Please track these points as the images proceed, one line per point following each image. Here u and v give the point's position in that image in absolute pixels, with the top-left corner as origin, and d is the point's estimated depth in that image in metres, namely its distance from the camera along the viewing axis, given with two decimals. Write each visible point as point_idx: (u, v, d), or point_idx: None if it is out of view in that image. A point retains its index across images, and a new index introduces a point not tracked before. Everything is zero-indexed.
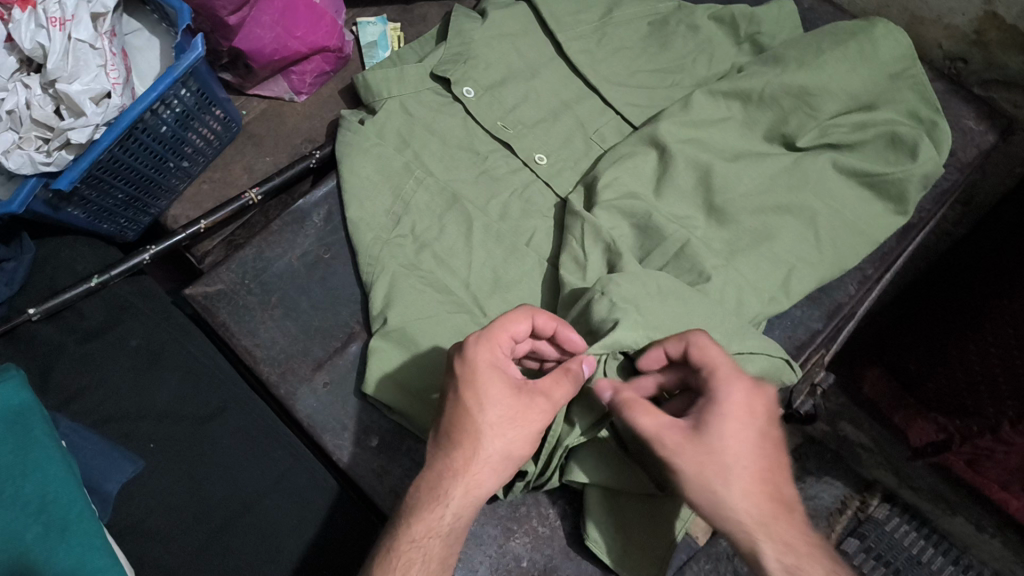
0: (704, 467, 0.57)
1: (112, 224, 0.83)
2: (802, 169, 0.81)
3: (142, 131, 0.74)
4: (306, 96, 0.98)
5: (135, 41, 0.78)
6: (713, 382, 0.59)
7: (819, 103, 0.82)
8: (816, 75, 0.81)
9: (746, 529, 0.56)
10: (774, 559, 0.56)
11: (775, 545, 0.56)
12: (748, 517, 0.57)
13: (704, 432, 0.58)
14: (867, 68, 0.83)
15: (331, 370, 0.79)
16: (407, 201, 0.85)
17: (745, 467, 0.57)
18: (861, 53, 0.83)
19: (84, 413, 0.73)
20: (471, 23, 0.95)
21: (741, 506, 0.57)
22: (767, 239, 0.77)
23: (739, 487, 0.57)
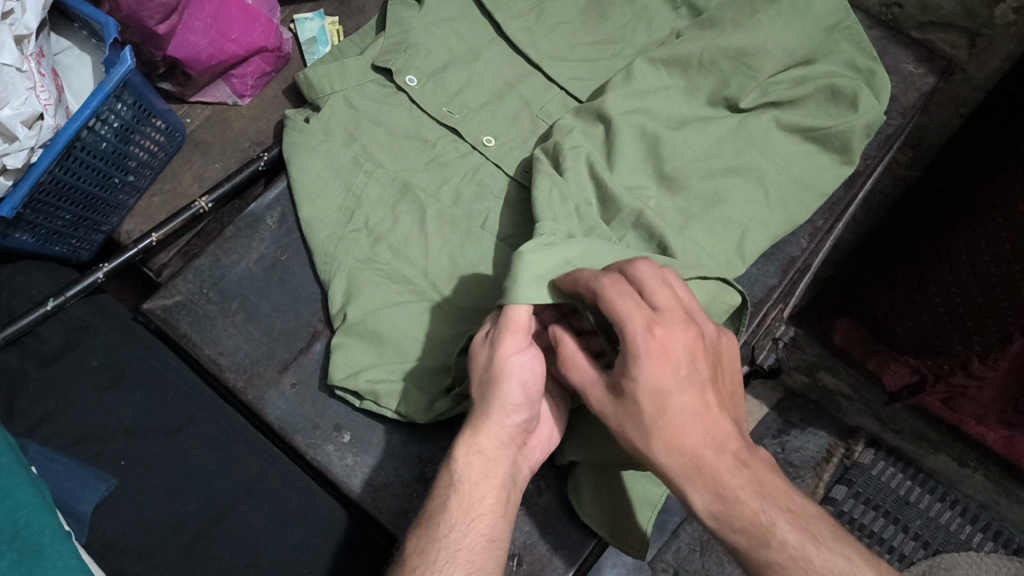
0: (625, 422, 0.56)
1: (63, 245, 0.83)
2: (748, 130, 0.81)
3: (80, 150, 0.73)
4: (250, 99, 0.97)
5: (65, 60, 0.77)
6: (621, 332, 0.55)
7: (757, 63, 0.82)
8: (752, 35, 0.82)
9: (676, 480, 0.55)
10: (705, 508, 0.55)
11: (704, 492, 0.55)
12: (676, 470, 0.55)
13: (622, 392, 0.56)
14: (802, 24, 0.84)
15: (298, 371, 0.79)
16: (359, 195, 0.85)
17: (671, 420, 0.55)
18: (794, 10, 0.84)
19: (54, 436, 0.72)
20: (408, 10, 0.95)
21: (667, 460, 0.55)
22: (717, 202, 0.77)
23: (659, 441, 0.55)
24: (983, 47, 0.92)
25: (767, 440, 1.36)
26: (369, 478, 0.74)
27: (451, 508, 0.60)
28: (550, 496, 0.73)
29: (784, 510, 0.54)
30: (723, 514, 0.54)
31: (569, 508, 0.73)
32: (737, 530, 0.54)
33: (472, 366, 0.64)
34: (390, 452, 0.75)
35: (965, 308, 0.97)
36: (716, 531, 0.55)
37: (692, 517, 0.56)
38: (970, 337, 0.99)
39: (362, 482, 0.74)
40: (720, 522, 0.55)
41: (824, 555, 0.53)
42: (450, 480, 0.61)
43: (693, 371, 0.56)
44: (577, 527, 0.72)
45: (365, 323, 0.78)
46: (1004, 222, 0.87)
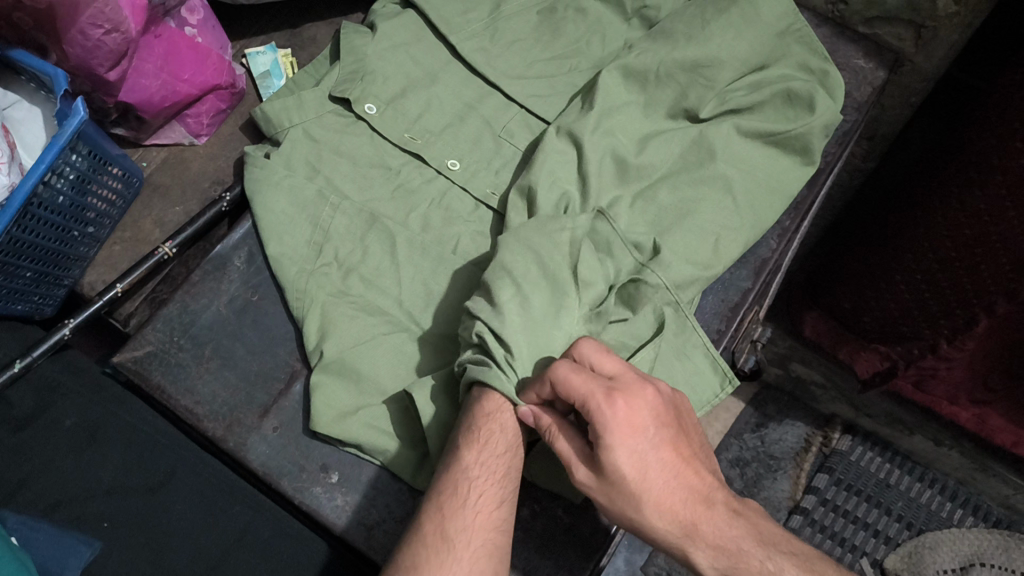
0: (613, 497, 0.56)
1: (26, 303, 0.80)
2: (708, 142, 0.81)
3: (38, 206, 0.71)
4: (206, 137, 0.96)
5: (14, 114, 0.75)
6: (586, 413, 0.55)
7: (712, 73, 0.83)
8: (705, 46, 0.83)
9: (676, 543, 0.55)
10: (710, 565, 0.56)
11: (706, 552, 0.55)
12: (674, 535, 0.55)
13: (600, 467, 0.55)
14: (754, 32, 0.84)
15: (279, 414, 0.77)
16: (326, 228, 0.84)
17: (654, 486, 0.55)
18: (745, 18, 0.85)
19: (31, 503, 0.70)
20: (362, 38, 0.94)
21: (661, 525, 0.55)
22: (690, 214, 0.78)
23: (652, 510, 0.55)
24: (928, 38, 0.94)
25: (746, 436, 1.37)
26: (361, 517, 0.73)
27: (495, 428, 0.63)
28: (543, 518, 0.73)
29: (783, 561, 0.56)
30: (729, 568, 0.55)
31: (564, 530, 0.72)
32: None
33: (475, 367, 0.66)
34: (381, 488, 0.74)
35: (932, 297, 0.98)
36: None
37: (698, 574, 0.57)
38: (936, 322, 0.99)
39: (354, 522, 0.73)
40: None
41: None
42: (488, 408, 0.64)
43: (664, 434, 0.55)
44: (575, 548, 0.72)
45: (344, 358, 0.77)
46: (964, 210, 0.88)
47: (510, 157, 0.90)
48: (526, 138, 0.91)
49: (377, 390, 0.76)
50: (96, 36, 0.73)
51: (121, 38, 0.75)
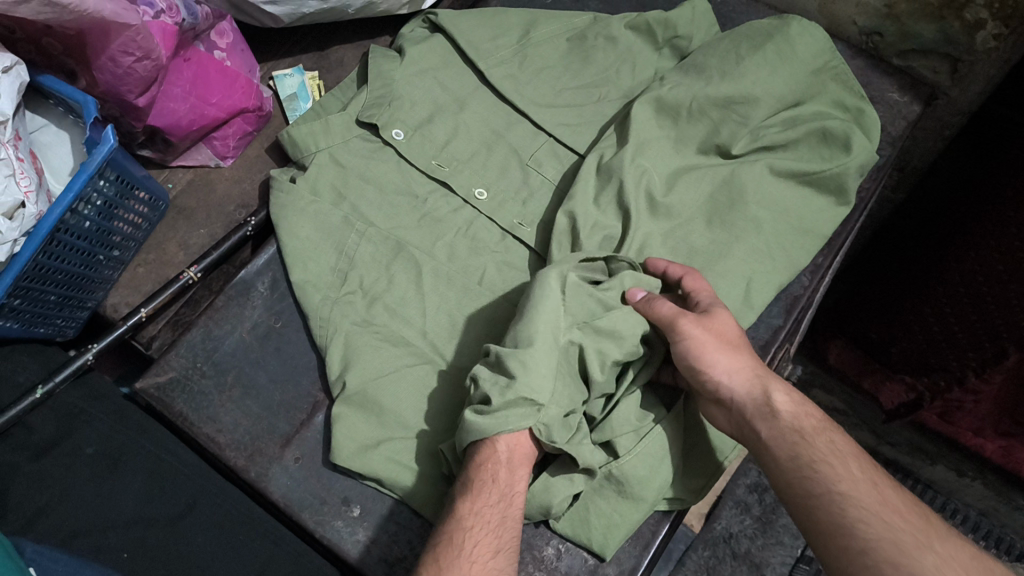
0: (732, 341, 0.67)
1: (48, 326, 0.80)
2: (740, 181, 0.79)
3: (65, 233, 0.71)
4: (232, 159, 0.95)
5: (41, 138, 0.75)
6: (702, 293, 0.70)
7: (746, 110, 0.82)
8: (738, 83, 0.82)
9: (762, 383, 0.65)
10: (785, 405, 0.64)
11: (783, 391, 0.65)
12: (746, 381, 0.66)
13: (716, 315, 0.68)
14: (789, 69, 0.83)
15: (300, 445, 0.77)
16: (351, 256, 0.83)
17: (745, 342, 0.68)
18: (781, 54, 0.83)
19: (50, 533, 0.67)
20: (390, 62, 0.94)
21: (751, 364, 0.67)
22: (720, 257, 0.78)
23: (744, 352, 0.67)
24: (963, 73, 0.93)
25: None
26: (383, 552, 0.72)
27: (502, 466, 0.62)
28: (567, 559, 0.71)
29: (846, 449, 0.62)
30: (799, 409, 0.64)
31: (589, 572, 0.71)
32: (811, 432, 0.63)
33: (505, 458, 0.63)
34: (404, 523, 0.73)
35: (962, 330, 0.96)
36: (782, 446, 0.62)
37: (766, 426, 0.64)
38: (964, 354, 0.97)
39: (375, 557, 0.72)
40: (794, 407, 0.64)
41: (866, 470, 0.60)
42: (488, 444, 0.63)
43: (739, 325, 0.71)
44: None
45: (367, 390, 0.76)
46: (1000, 247, 0.86)
47: (538, 187, 0.89)
48: (554, 167, 0.90)
49: (399, 421, 0.75)
50: (127, 64, 0.73)
51: (151, 65, 0.75)
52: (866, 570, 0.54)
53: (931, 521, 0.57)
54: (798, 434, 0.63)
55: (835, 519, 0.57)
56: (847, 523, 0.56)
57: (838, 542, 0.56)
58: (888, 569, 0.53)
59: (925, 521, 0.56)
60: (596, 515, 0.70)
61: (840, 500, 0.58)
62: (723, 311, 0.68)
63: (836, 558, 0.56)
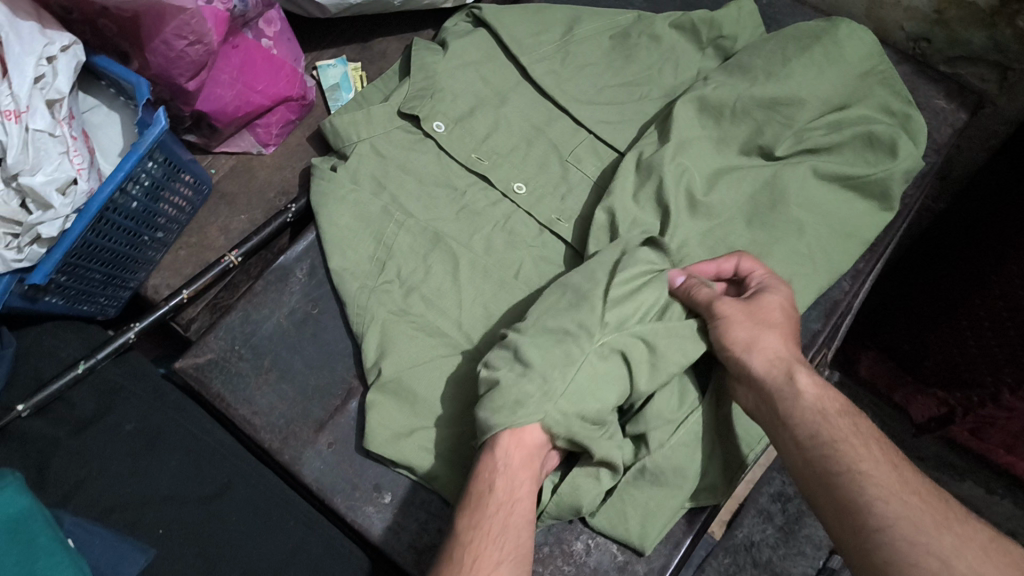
0: (765, 322, 0.67)
1: (92, 304, 0.81)
2: (783, 184, 0.79)
3: (113, 212, 0.72)
4: (274, 147, 0.96)
5: (92, 118, 0.76)
6: (758, 279, 0.71)
7: (793, 111, 0.81)
8: (785, 83, 0.81)
9: (791, 365, 0.64)
10: (809, 387, 0.62)
11: (812, 377, 0.63)
12: (769, 360, 0.65)
13: (757, 299, 0.68)
14: (837, 71, 0.83)
15: (334, 430, 0.77)
16: (390, 245, 0.84)
17: (788, 326, 0.67)
18: (828, 57, 0.83)
19: (86, 506, 0.69)
20: (432, 55, 0.94)
21: (784, 347, 0.65)
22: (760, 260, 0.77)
23: (779, 335, 0.66)
24: (1014, 82, 0.92)
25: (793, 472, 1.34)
26: (412, 540, 0.72)
27: (497, 471, 0.61)
28: (596, 555, 0.71)
29: (868, 439, 0.57)
30: (821, 393, 0.61)
31: (618, 569, 0.71)
32: (831, 414, 0.60)
33: (502, 460, 0.62)
34: (434, 512, 0.73)
35: (999, 344, 0.94)
36: (798, 424, 0.60)
37: (784, 405, 0.62)
38: (1000, 370, 0.94)
39: (405, 544, 0.72)
40: (816, 390, 0.62)
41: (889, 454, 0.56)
42: (487, 452, 0.63)
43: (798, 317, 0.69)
44: None
45: (403, 379, 0.76)
46: None
47: (577, 183, 0.89)
48: (594, 164, 0.90)
49: (432, 411, 0.75)
50: (179, 47, 0.74)
51: (202, 49, 0.76)
52: (880, 549, 0.50)
53: (951, 504, 0.52)
54: (812, 414, 0.60)
55: (851, 498, 0.53)
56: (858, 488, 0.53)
57: (855, 519, 0.52)
58: (903, 545, 0.49)
59: (944, 504, 0.52)
60: (628, 515, 0.69)
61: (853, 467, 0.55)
62: (764, 295, 0.68)
63: (850, 539, 0.52)
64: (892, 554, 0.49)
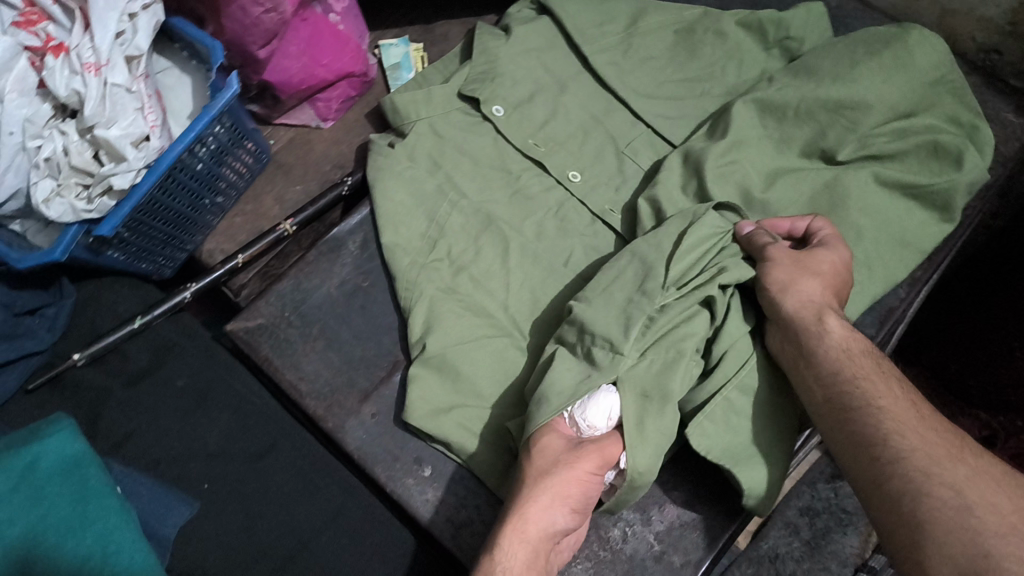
0: (812, 270, 0.69)
1: (150, 263, 0.83)
2: (843, 187, 0.78)
3: (180, 172, 0.73)
4: (332, 121, 0.97)
5: (165, 79, 0.78)
6: (819, 236, 0.73)
7: (857, 116, 0.80)
8: (851, 87, 0.80)
9: (824, 311, 0.66)
10: (837, 334, 0.65)
11: (842, 327, 0.65)
12: (805, 302, 0.67)
13: (811, 251, 0.70)
14: (905, 78, 0.81)
15: (378, 401, 0.78)
16: (442, 225, 0.84)
17: (835, 279, 0.69)
18: (897, 63, 0.82)
19: (136, 456, 0.72)
20: (495, 40, 0.95)
21: (824, 294, 0.68)
22: None
23: (822, 284, 0.68)
24: None
25: None
26: (450, 513, 0.73)
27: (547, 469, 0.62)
28: (632, 542, 0.71)
29: (878, 384, 0.61)
30: (846, 340, 0.64)
31: (655, 558, 0.71)
32: (854, 358, 0.63)
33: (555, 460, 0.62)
34: (473, 489, 0.73)
35: None
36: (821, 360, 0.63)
37: (808, 342, 0.65)
38: None
39: (443, 516, 0.72)
40: (841, 337, 0.64)
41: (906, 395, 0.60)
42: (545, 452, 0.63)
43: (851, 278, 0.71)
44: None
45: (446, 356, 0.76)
46: None
47: (632, 175, 0.88)
48: (649, 156, 0.89)
49: (477, 388, 0.76)
50: (255, 14, 0.75)
51: (277, 18, 0.77)
52: (896, 477, 0.54)
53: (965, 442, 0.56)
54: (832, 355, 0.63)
55: (868, 432, 0.58)
56: (883, 445, 0.56)
57: (871, 451, 0.57)
58: (916, 474, 0.53)
59: (957, 440, 0.56)
60: None
61: (879, 419, 0.58)
62: (821, 251, 0.70)
63: (867, 469, 0.56)
64: (907, 483, 0.53)
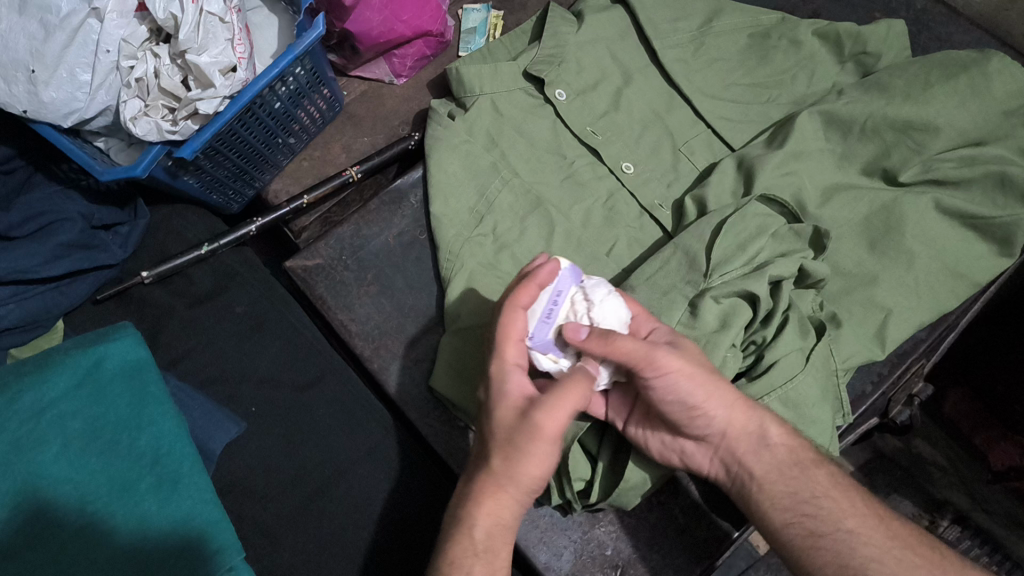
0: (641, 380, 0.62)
1: (220, 195, 0.86)
2: (901, 211, 0.76)
3: (259, 107, 0.76)
4: (405, 79, 0.99)
5: (254, 17, 0.81)
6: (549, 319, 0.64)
7: (924, 138, 0.78)
8: (922, 109, 0.78)
9: (729, 418, 0.64)
10: (777, 434, 0.64)
11: (778, 428, 0.64)
12: (716, 410, 0.64)
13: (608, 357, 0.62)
14: (979, 104, 0.79)
15: (423, 348, 0.80)
16: (491, 199, 0.85)
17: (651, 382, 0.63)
18: (972, 89, 0.79)
19: (192, 372, 0.76)
20: (567, 26, 0.93)
21: (719, 402, 0.63)
22: (871, 283, 0.75)
23: (709, 386, 0.62)
24: None
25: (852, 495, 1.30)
26: None
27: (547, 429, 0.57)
28: (658, 512, 0.72)
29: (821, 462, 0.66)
30: (794, 441, 0.64)
31: (678, 530, 0.71)
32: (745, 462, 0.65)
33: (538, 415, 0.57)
34: None
35: None
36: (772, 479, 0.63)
37: (760, 462, 0.63)
38: None
39: None
40: (786, 438, 0.64)
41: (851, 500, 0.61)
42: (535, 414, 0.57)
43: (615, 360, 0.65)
44: (684, 550, 0.71)
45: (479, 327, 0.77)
46: None
47: (685, 174, 0.88)
48: (705, 158, 0.88)
49: None
50: None
51: None
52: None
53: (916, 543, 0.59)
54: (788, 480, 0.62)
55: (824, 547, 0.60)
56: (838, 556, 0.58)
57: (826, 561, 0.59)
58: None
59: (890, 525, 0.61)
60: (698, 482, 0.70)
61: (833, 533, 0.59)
62: (620, 339, 0.59)
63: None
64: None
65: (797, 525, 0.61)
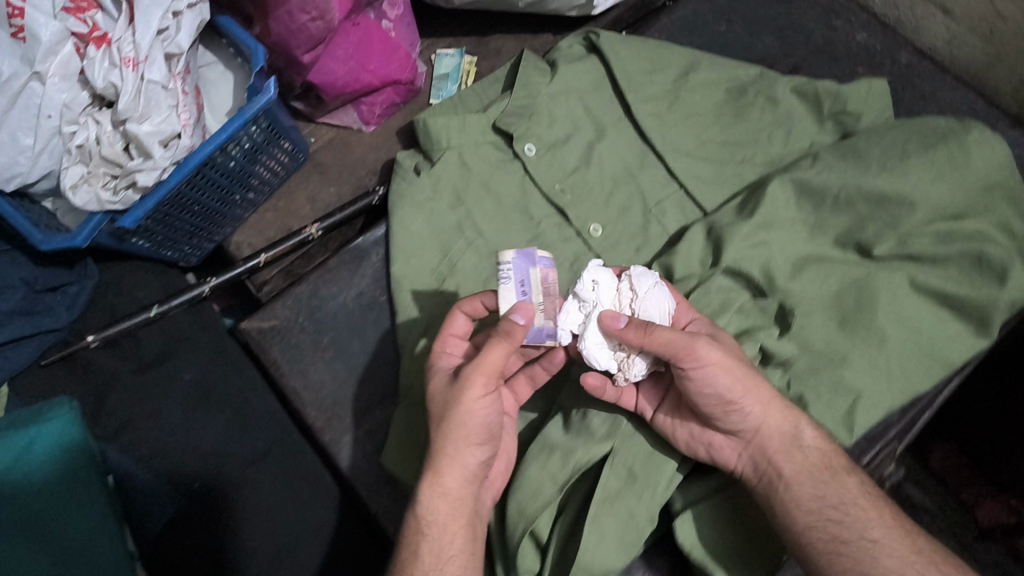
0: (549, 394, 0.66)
1: (175, 251, 0.83)
2: (873, 288, 0.73)
3: (210, 169, 0.74)
4: (375, 126, 0.97)
5: (208, 74, 0.79)
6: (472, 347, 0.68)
7: (900, 210, 0.75)
8: (898, 180, 0.75)
9: (766, 418, 0.65)
10: (812, 435, 0.65)
11: (814, 434, 0.65)
12: (752, 405, 0.65)
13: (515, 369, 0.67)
14: (956, 177, 0.75)
15: (376, 418, 0.77)
16: (454, 261, 0.83)
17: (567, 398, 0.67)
18: (951, 161, 0.76)
19: (134, 444, 0.75)
20: (539, 76, 0.90)
21: (754, 400, 0.65)
22: (842, 363, 0.72)
23: (748, 380, 0.64)
24: None
25: None
26: None
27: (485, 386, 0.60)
28: None
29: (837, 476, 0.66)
30: (827, 447, 0.64)
31: None
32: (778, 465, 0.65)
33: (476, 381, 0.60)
34: None
35: None
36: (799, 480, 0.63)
37: (791, 462, 0.64)
38: None
39: None
40: (820, 443, 0.65)
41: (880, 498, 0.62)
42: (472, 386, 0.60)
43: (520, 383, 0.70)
44: None
45: None
46: None
47: (656, 237, 0.85)
48: (677, 220, 0.85)
49: None
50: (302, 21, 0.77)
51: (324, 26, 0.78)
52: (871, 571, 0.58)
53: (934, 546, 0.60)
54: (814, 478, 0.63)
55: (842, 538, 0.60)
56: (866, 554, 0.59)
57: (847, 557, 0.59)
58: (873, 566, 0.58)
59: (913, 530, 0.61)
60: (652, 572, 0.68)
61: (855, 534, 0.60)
62: (659, 331, 0.61)
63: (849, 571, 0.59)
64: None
65: (820, 528, 0.61)
